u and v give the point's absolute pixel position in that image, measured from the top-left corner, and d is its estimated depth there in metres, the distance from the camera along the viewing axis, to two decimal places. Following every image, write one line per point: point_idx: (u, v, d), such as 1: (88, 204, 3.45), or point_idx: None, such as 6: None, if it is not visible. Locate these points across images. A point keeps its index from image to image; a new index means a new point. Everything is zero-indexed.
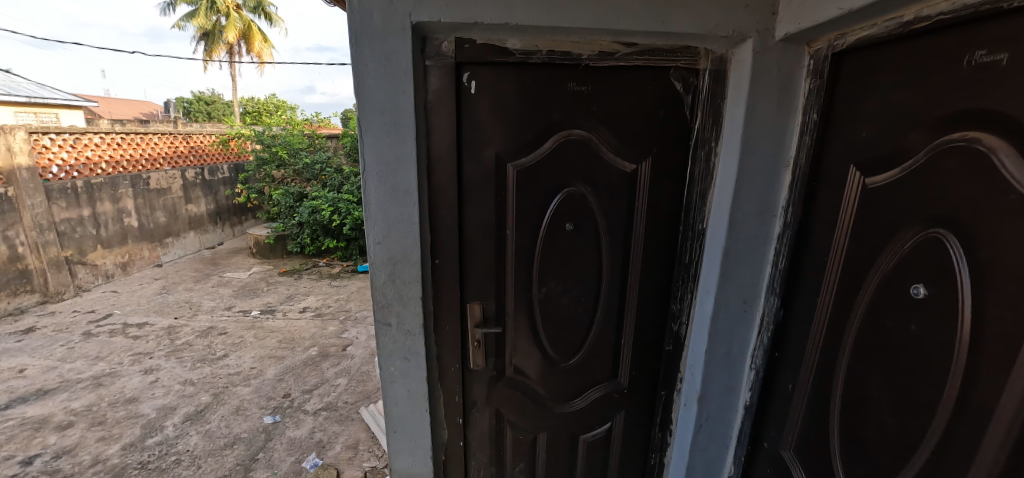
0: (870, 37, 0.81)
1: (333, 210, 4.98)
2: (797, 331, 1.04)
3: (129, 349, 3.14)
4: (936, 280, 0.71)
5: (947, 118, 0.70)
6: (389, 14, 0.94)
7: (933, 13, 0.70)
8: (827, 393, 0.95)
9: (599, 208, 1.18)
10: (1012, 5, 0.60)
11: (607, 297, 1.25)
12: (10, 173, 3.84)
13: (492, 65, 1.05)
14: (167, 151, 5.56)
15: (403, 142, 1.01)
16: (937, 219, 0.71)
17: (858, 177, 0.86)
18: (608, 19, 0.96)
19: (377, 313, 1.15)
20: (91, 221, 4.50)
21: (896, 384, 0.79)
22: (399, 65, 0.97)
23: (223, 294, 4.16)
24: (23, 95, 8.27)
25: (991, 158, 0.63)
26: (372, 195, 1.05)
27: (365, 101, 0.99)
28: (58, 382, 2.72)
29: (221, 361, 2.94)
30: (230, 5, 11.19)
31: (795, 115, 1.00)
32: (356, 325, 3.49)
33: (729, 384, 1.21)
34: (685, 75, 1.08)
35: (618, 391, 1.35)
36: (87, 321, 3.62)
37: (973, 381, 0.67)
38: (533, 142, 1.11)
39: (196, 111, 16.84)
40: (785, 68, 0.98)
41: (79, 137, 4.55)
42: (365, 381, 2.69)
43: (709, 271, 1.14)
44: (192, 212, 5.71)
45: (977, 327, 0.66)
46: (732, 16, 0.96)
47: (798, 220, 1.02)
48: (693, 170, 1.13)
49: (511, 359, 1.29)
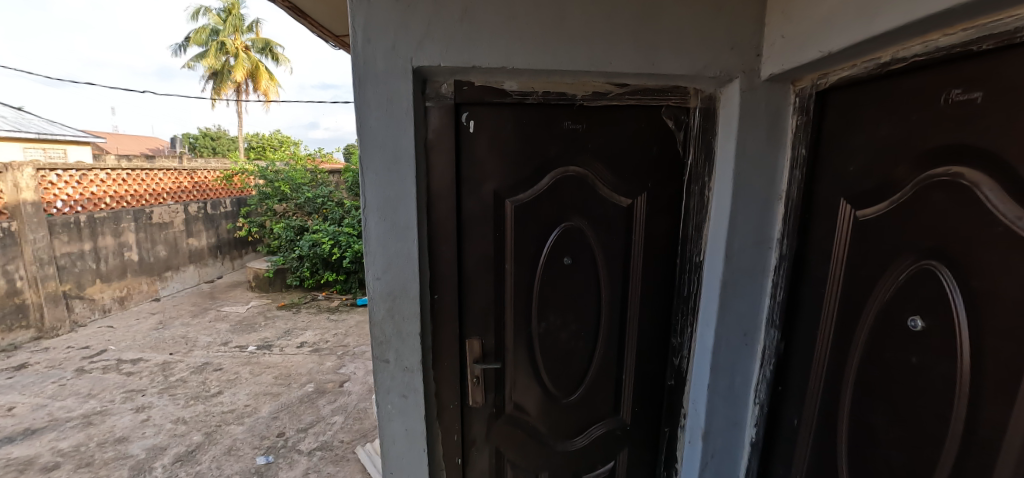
0: (851, 77, 0.85)
1: (333, 243, 5.00)
2: (799, 364, 1.03)
3: (122, 386, 3.08)
4: (932, 313, 0.71)
5: (930, 153, 0.72)
6: (391, 58, 0.99)
7: (908, 54, 0.74)
8: (832, 429, 0.93)
9: (597, 242, 1.19)
10: (982, 47, 0.63)
11: (607, 331, 1.24)
12: (15, 207, 3.90)
13: (490, 106, 1.09)
14: (171, 187, 5.68)
15: (403, 179, 1.04)
16: (928, 251, 0.72)
17: (849, 209, 0.88)
18: (601, 62, 1.00)
19: (375, 349, 1.14)
20: (91, 255, 4.51)
21: (901, 419, 0.78)
22: (400, 106, 1.01)
23: (219, 329, 4.12)
24: (34, 132, 8.54)
25: (975, 192, 0.65)
26: (372, 230, 1.06)
27: (366, 139, 1.02)
28: (46, 421, 2.65)
29: (215, 398, 2.88)
30: (240, 47, 11.77)
31: (784, 150, 1.03)
32: (354, 360, 3.44)
33: (734, 419, 1.18)
34: (676, 112, 1.12)
35: (620, 428, 1.32)
36: (81, 357, 3.56)
37: (978, 414, 0.66)
38: (531, 178, 1.14)
39: (202, 147, 17.23)
40: (772, 106, 1.02)
41: (85, 173, 4.63)
42: (362, 419, 2.63)
43: (708, 303, 1.14)
44: (193, 246, 5.72)
45: (977, 360, 0.65)
46: (717, 58, 1.01)
47: (793, 251, 1.03)
48: (688, 203, 1.15)
49: (511, 395, 1.28)
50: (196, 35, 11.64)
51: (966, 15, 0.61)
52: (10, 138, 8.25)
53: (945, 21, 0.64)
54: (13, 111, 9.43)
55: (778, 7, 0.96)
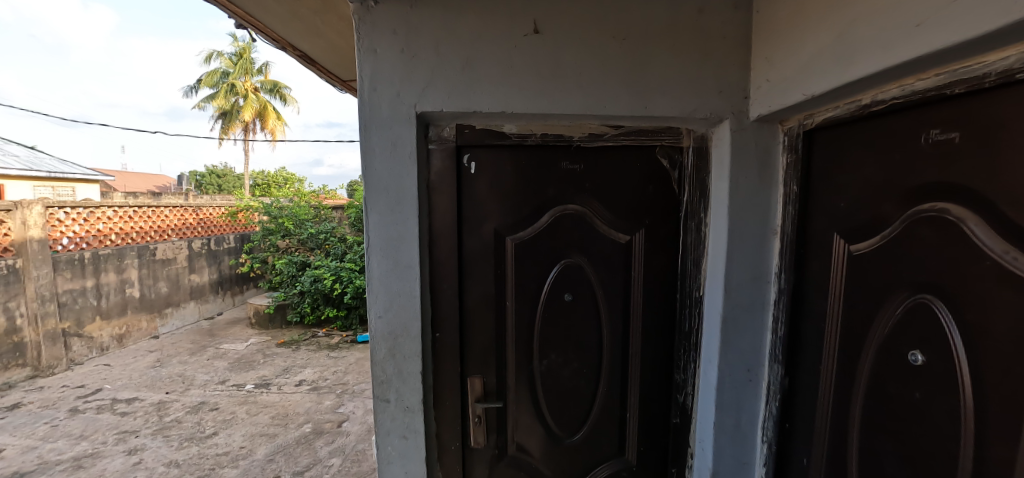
0: (834, 118, 0.89)
1: (334, 279, 5.00)
2: (804, 400, 1.02)
3: (115, 427, 3.00)
4: (931, 347, 0.72)
5: (915, 190, 0.75)
6: (395, 105, 1.03)
7: (887, 97, 0.77)
8: (841, 469, 0.91)
9: (597, 278, 1.20)
10: (955, 91, 0.67)
11: (610, 368, 1.23)
12: (21, 244, 3.95)
13: (490, 148, 1.13)
14: (177, 223, 5.76)
15: (405, 218, 1.07)
16: (921, 285, 0.73)
17: (843, 244, 0.90)
18: (596, 105, 1.05)
19: (375, 389, 1.13)
20: (93, 292, 4.51)
21: (910, 457, 0.76)
22: (403, 149, 1.05)
23: (217, 367, 4.06)
24: (45, 170, 8.76)
25: (962, 227, 0.67)
26: (375, 269, 1.08)
27: (371, 180, 1.05)
28: (36, 464, 2.58)
29: (210, 439, 2.81)
30: (249, 88, 12.20)
31: (776, 186, 1.07)
32: (353, 399, 3.37)
33: (742, 458, 1.16)
34: (670, 152, 1.16)
35: (626, 470, 1.28)
36: (75, 397, 3.50)
37: (985, 451, 0.65)
38: (530, 217, 1.17)
39: (208, 185, 17.57)
40: (762, 144, 1.05)
41: (92, 211, 4.71)
42: (360, 461, 2.55)
43: (710, 339, 1.14)
44: (194, 281, 5.72)
45: (978, 393, 0.65)
46: (707, 101, 1.06)
47: (791, 285, 1.05)
48: (686, 240, 1.18)
49: (514, 436, 1.25)
50: (208, 77, 12.07)
51: (937, 62, 0.65)
52: (21, 177, 8.44)
53: (918, 67, 0.68)
54: (25, 150, 9.68)
55: (762, 54, 1.01)
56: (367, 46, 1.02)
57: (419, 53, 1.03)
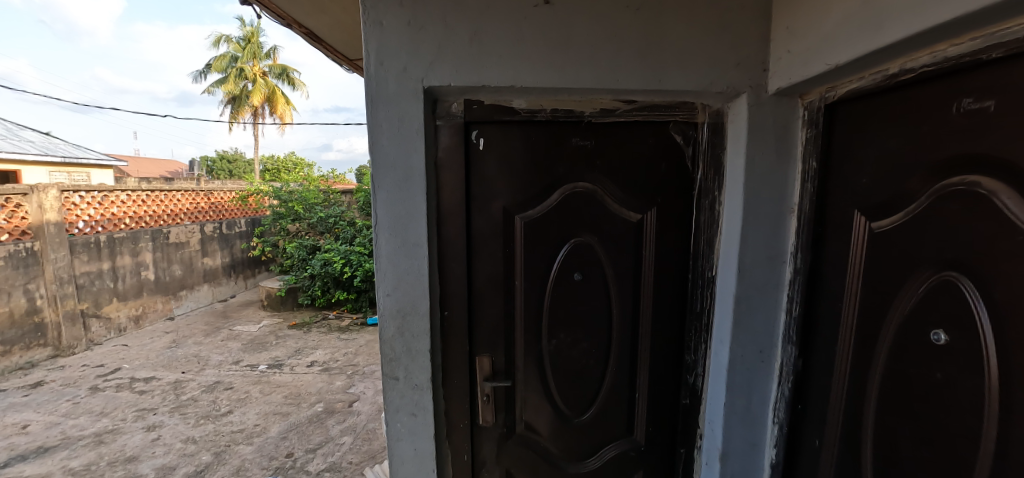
0: (858, 89, 0.85)
1: (344, 262, 5.02)
2: (818, 381, 1.00)
3: (134, 404, 3.10)
4: (956, 326, 0.69)
5: (944, 162, 0.71)
6: (402, 78, 1.01)
7: (916, 65, 0.73)
8: (855, 451, 0.90)
9: (606, 258, 1.18)
10: (991, 56, 0.63)
11: (619, 349, 1.23)
12: (39, 228, 4.04)
13: (498, 124, 1.11)
14: (189, 207, 5.83)
15: (413, 195, 1.05)
16: (947, 263, 0.71)
17: (863, 222, 0.87)
18: (608, 79, 1.02)
19: (384, 367, 1.13)
20: (109, 274, 4.60)
21: (929, 437, 0.75)
22: (410, 125, 1.03)
23: (231, 348, 4.14)
24: (59, 155, 8.90)
25: (993, 201, 0.64)
26: (383, 247, 1.07)
27: (379, 158, 1.04)
28: (59, 439, 2.67)
29: (225, 417, 2.88)
30: (257, 72, 12.20)
31: (794, 162, 1.03)
32: (363, 380, 3.42)
33: (753, 439, 1.15)
34: (684, 128, 1.12)
35: (635, 450, 1.28)
36: (95, 376, 3.60)
37: (1009, 434, 0.62)
38: (540, 195, 1.15)
39: (219, 171, 17.85)
40: (780, 119, 1.02)
41: (106, 195, 4.77)
42: (371, 439, 2.60)
43: (722, 319, 1.12)
44: (207, 265, 5.80)
45: (1005, 374, 0.63)
46: (724, 74, 1.02)
47: (808, 264, 1.02)
48: (699, 219, 1.15)
49: (522, 414, 1.26)
50: (217, 62, 12.07)
51: (970, 25, 0.61)
52: (36, 163, 8.57)
53: (951, 31, 0.64)
54: (38, 136, 9.81)
55: (783, 23, 0.97)
56: (373, 19, 0.99)
57: (426, 25, 1.00)
